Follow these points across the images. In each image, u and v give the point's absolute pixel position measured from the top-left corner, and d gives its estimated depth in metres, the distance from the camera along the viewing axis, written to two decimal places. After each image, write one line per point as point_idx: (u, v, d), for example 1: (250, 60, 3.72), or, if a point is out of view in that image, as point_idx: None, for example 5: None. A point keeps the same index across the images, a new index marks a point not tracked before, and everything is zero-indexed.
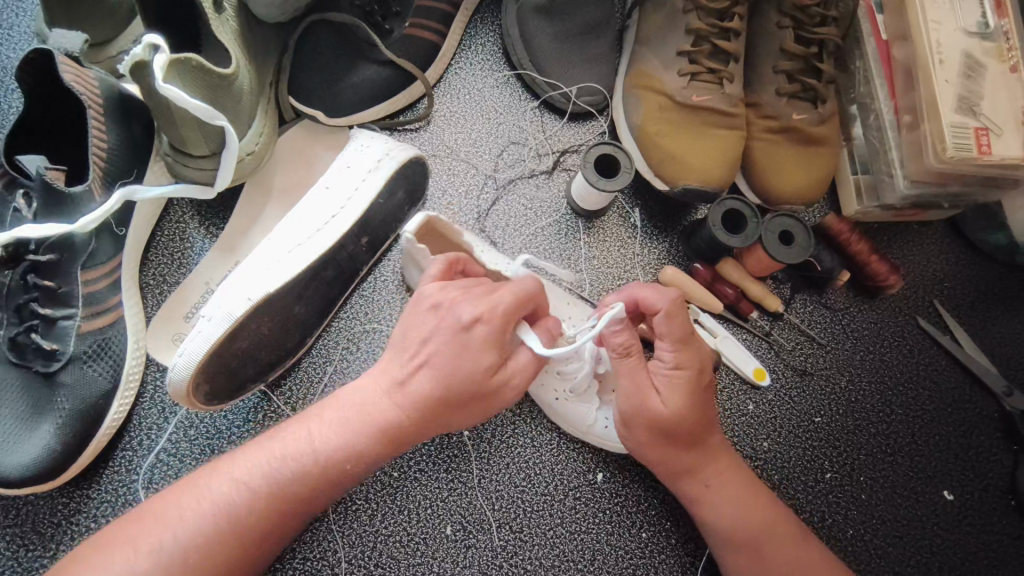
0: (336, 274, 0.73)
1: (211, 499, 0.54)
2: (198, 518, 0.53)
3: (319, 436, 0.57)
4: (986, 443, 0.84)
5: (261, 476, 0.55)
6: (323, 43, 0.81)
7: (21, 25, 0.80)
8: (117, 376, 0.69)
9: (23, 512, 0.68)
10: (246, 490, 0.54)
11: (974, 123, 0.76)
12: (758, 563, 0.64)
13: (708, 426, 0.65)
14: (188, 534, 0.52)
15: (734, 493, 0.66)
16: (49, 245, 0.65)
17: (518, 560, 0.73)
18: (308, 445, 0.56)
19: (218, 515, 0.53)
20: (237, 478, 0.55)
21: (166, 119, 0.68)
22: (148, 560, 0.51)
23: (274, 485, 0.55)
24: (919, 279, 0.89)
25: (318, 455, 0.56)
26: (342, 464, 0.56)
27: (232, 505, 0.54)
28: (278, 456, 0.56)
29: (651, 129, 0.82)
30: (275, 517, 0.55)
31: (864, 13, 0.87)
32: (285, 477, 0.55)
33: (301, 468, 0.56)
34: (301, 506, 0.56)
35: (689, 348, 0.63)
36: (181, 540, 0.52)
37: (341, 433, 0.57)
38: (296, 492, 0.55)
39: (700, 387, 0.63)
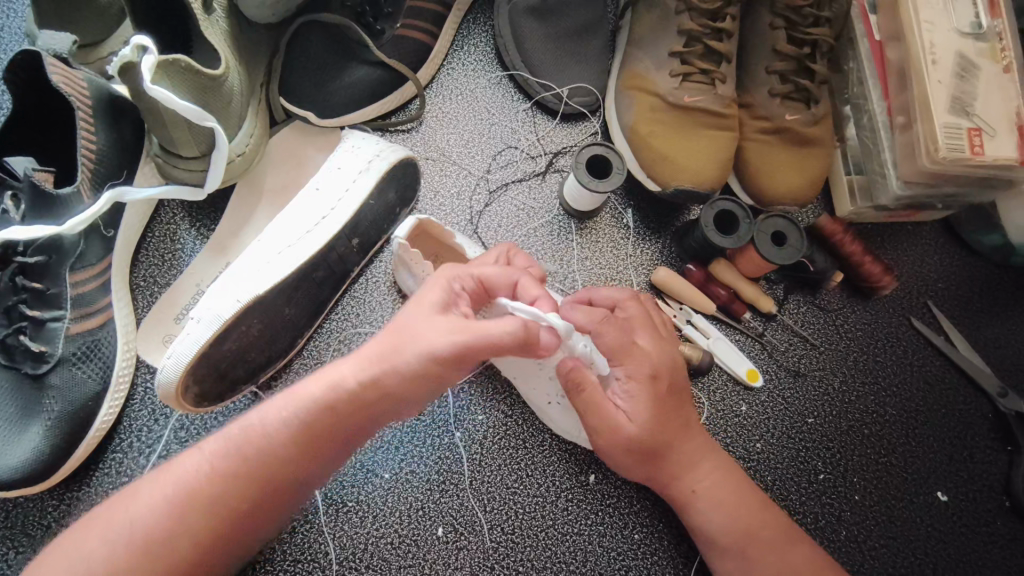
0: (327, 275, 0.73)
1: (168, 481, 0.52)
2: (150, 502, 0.51)
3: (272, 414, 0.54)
4: (980, 444, 0.83)
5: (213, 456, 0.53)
6: (315, 45, 0.81)
7: (11, 26, 0.80)
8: (107, 378, 0.69)
9: (12, 514, 0.67)
10: (201, 469, 0.53)
11: (967, 124, 0.76)
12: (744, 564, 0.64)
13: (675, 434, 0.65)
14: (140, 520, 0.50)
15: (722, 492, 0.66)
16: (37, 248, 0.65)
17: (510, 562, 0.73)
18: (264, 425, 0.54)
19: (169, 501, 0.51)
20: (195, 454, 0.54)
21: (155, 121, 0.68)
22: (99, 537, 0.50)
23: (217, 469, 0.52)
24: (913, 279, 0.89)
25: (273, 433, 0.53)
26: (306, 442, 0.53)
27: (184, 482, 0.52)
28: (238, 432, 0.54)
29: (643, 129, 0.81)
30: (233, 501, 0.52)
31: (857, 14, 0.86)
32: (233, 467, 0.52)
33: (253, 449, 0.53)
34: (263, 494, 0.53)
35: (638, 350, 0.65)
36: (135, 524, 0.50)
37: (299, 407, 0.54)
38: (242, 474, 0.52)
39: (660, 393, 0.64)
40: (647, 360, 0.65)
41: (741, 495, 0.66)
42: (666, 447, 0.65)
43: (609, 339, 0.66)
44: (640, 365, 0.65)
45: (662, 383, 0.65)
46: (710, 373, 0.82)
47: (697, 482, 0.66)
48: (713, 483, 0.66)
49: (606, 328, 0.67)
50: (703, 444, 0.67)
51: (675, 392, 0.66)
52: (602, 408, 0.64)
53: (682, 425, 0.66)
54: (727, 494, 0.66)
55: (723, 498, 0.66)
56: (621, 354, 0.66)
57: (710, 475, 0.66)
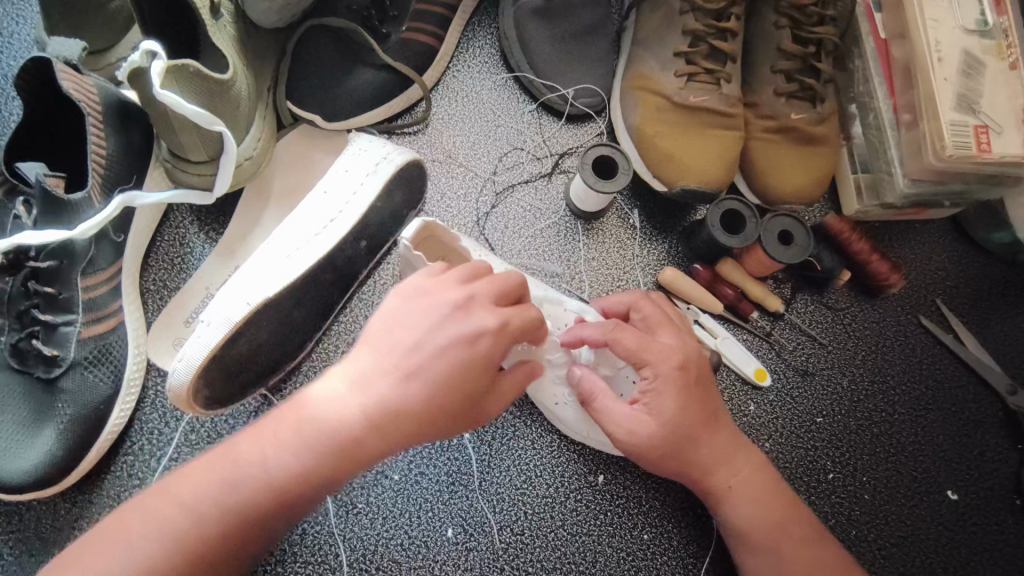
0: (336, 277, 0.73)
1: (154, 523, 0.49)
2: (140, 547, 0.47)
3: (272, 453, 0.51)
4: (991, 442, 0.83)
5: (210, 500, 0.49)
6: (323, 49, 0.82)
7: (21, 33, 0.81)
8: (118, 381, 0.70)
9: (26, 517, 0.68)
10: (190, 514, 0.49)
11: (974, 121, 0.76)
12: (774, 560, 0.64)
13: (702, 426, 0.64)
14: (130, 563, 0.47)
15: (745, 493, 0.66)
16: (49, 253, 0.66)
17: (520, 563, 0.73)
18: (262, 465, 0.50)
19: (165, 543, 0.48)
20: (183, 499, 0.49)
21: (164, 125, 0.68)
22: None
23: (225, 511, 0.49)
24: (921, 277, 0.89)
25: (273, 475, 0.50)
26: (297, 482, 0.50)
27: (176, 528, 0.48)
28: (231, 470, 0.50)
29: (649, 129, 0.82)
30: (239, 534, 0.50)
31: (862, 12, 0.86)
32: (234, 502, 0.49)
33: (252, 489, 0.50)
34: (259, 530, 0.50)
35: (662, 347, 0.63)
36: (123, 573, 0.46)
37: (297, 446, 0.51)
38: (252, 510, 0.50)
39: (687, 387, 0.63)
40: (671, 354, 0.63)
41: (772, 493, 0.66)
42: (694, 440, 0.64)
43: (633, 339, 0.63)
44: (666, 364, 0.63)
45: (690, 376, 0.63)
46: (719, 373, 0.82)
47: (732, 477, 0.66)
48: (743, 481, 0.66)
49: (627, 329, 0.63)
50: (733, 438, 0.67)
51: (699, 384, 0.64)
52: (602, 414, 0.64)
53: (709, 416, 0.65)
54: (752, 493, 0.66)
55: (751, 498, 0.66)
56: (640, 352, 0.63)
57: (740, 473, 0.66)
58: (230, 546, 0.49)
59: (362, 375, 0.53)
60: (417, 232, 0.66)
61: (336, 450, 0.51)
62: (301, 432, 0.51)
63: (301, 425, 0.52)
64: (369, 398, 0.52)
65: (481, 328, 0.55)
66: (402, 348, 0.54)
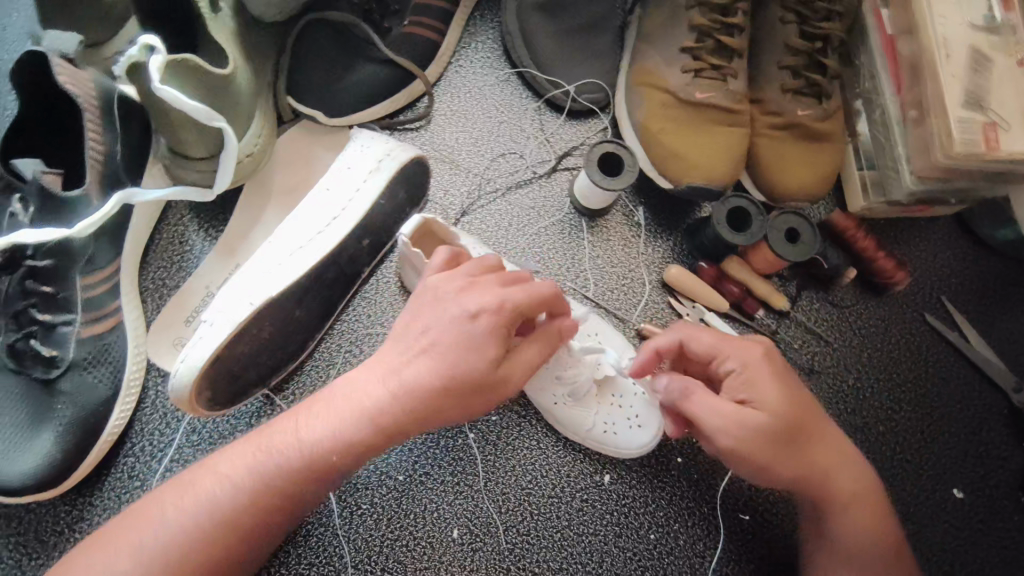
0: (339, 275, 0.72)
1: (193, 495, 0.53)
2: (178, 518, 0.51)
3: (306, 430, 0.54)
4: (995, 440, 0.83)
5: (245, 471, 0.53)
6: (323, 43, 0.80)
7: (15, 26, 0.79)
8: (117, 382, 0.68)
9: (25, 520, 0.67)
10: (228, 486, 0.53)
11: (981, 117, 0.75)
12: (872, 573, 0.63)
13: (815, 427, 0.63)
14: (168, 527, 0.51)
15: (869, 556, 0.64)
16: (46, 252, 0.64)
17: (526, 564, 0.72)
18: (295, 439, 0.54)
19: (204, 513, 0.52)
20: (222, 471, 0.54)
21: (163, 121, 0.67)
22: (129, 557, 0.50)
23: (258, 480, 0.53)
24: (926, 275, 0.89)
25: (304, 448, 0.54)
26: (328, 455, 0.53)
27: (216, 500, 0.52)
28: (262, 451, 0.54)
29: (655, 126, 0.81)
30: (278, 501, 0.53)
31: (869, 8, 0.86)
32: (268, 472, 0.53)
33: (286, 463, 0.53)
34: (296, 500, 0.54)
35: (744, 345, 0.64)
36: (161, 539, 0.50)
37: (329, 424, 0.54)
38: (283, 480, 0.53)
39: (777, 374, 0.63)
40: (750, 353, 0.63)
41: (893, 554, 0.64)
42: (791, 443, 0.61)
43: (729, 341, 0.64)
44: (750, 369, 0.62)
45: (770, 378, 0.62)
46: None
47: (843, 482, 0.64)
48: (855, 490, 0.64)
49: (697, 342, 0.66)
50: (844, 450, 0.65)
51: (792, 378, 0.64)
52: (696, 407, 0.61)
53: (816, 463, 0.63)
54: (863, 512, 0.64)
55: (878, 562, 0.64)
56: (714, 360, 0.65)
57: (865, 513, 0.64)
58: (262, 511, 0.53)
59: (382, 363, 0.56)
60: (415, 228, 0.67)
61: (362, 418, 0.54)
62: (336, 413, 0.55)
63: (332, 407, 0.55)
64: (393, 380, 0.54)
65: (481, 303, 0.55)
66: (413, 333, 0.56)
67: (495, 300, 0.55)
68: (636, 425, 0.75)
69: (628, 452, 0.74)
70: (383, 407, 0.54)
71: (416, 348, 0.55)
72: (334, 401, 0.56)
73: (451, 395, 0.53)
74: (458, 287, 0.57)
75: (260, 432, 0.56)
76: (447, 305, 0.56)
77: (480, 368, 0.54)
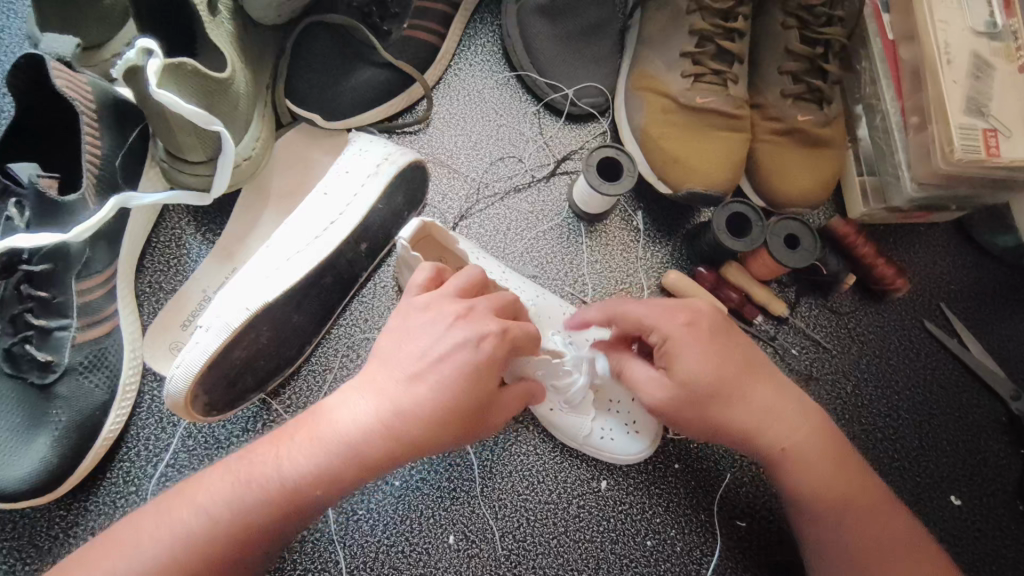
0: (336, 280, 0.72)
1: (169, 527, 0.50)
2: (155, 550, 0.49)
3: (287, 462, 0.52)
4: (993, 447, 0.83)
5: (222, 503, 0.51)
6: (323, 45, 0.80)
7: (12, 28, 0.79)
8: (114, 387, 0.68)
9: (20, 525, 0.67)
10: (205, 518, 0.51)
11: (982, 125, 0.74)
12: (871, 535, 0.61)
13: (744, 388, 0.62)
14: (139, 562, 0.49)
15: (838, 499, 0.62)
16: (43, 255, 0.64)
17: (522, 570, 0.72)
18: (277, 471, 0.52)
19: (178, 543, 0.50)
20: (199, 503, 0.51)
21: (160, 125, 0.66)
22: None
23: (237, 514, 0.51)
24: (925, 281, 0.88)
25: (285, 481, 0.52)
26: (313, 490, 0.52)
27: (192, 532, 0.50)
28: (240, 481, 0.52)
29: (655, 131, 0.80)
30: (255, 541, 0.51)
31: (870, 13, 0.85)
32: (245, 505, 0.51)
33: (266, 493, 0.52)
34: (273, 534, 0.52)
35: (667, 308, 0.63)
36: (133, 573, 0.48)
37: (312, 457, 0.52)
38: (264, 516, 0.51)
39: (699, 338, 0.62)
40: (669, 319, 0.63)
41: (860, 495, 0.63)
42: (720, 408, 0.61)
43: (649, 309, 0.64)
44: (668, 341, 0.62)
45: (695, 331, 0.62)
46: None
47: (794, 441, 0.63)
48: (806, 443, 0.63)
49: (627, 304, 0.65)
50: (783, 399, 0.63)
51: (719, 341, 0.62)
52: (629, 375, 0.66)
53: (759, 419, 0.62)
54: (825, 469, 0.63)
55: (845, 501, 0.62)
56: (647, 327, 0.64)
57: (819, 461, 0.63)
58: (241, 544, 0.51)
59: (376, 386, 0.54)
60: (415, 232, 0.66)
61: (351, 451, 0.52)
62: (316, 442, 0.53)
63: (318, 436, 0.53)
64: (382, 402, 0.54)
65: (481, 333, 0.55)
66: (408, 358, 0.55)
67: (499, 329, 0.56)
68: (632, 431, 0.75)
69: (625, 458, 0.74)
70: (367, 436, 0.52)
71: (411, 377, 0.54)
72: (319, 427, 0.53)
73: (446, 420, 0.53)
74: (455, 322, 0.56)
75: (241, 457, 0.54)
76: (451, 331, 0.56)
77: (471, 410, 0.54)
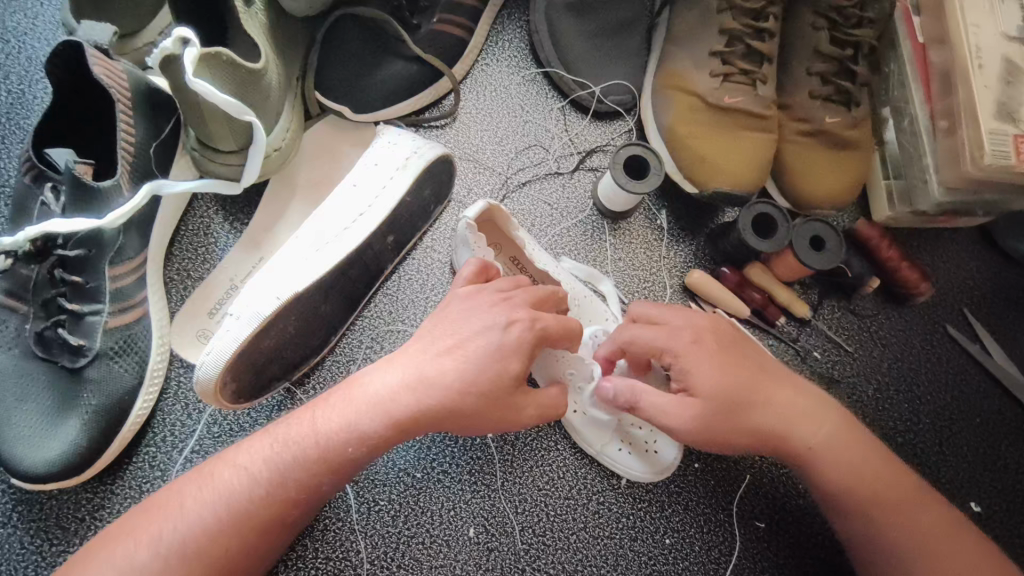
0: (363, 272, 0.72)
1: (213, 488, 0.53)
2: (197, 508, 0.52)
3: (323, 420, 0.56)
4: (1014, 455, 0.82)
5: (263, 463, 0.54)
6: (353, 38, 0.80)
7: (47, 15, 0.80)
8: (142, 372, 0.69)
9: (47, 506, 0.67)
10: (246, 477, 0.54)
11: (1013, 130, 0.73)
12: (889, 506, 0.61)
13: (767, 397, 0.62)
14: (187, 523, 0.51)
15: (851, 458, 0.62)
16: (78, 241, 0.65)
17: (541, 564, 0.73)
18: (312, 430, 0.55)
19: (223, 503, 0.53)
20: (239, 464, 0.55)
21: (194, 115, 0.67)
22: (148, 549, 0.50)
23: (275, 473, 0.54)
24: (948, 286, 0.88)
25: (320, 441, 0.55)
26: (343, 446, 0.55)
27: (233, 493, 0.53)
28: (279, 441, 0.55)
29: (682, 130, 0.80)
30: (298, 496, 0.54)
31: (901, 16, 0.85)
32: (286, 465, 0.54)
33: (303, 454, 0.54)
34: (307, 498, 0.55)
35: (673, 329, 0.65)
36: (181, 529, 0.51)
37: (344, 414, 0.56)
38: (300, 471, 0.54)
39: (711, 351, 0.63)
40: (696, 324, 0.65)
41: (856, 439, 0.63)
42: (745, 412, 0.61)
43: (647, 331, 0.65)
44: (713, 378, 0.61)
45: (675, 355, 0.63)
46: None
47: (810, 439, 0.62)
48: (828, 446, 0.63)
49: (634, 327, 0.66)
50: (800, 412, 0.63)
51: (745, 351, 0.64)
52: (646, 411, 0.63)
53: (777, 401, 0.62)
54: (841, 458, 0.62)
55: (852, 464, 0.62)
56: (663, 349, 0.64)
57: (823, 424, 0.63)
58: (282, 504, 0.54)
59: (405, 355, 0.59)
60: (480, 212, 0.68)
61: (380, 412, 0.56)
62: (351, 402, 0.57)
63: (349, 397, 0.57)
64: (409, 368, 0.58)
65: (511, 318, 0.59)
66: (441, 334, 0.59)
67: (528, 316, 0.60)
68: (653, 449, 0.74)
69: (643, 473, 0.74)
70: (394, 398, 0.56)
71: (443, 347, 0.58)
72: (350, 393, 0.57)
73: (468, 390, 0.56)
74: (490, 304, 0.61)
75: (276, 424, 0.57)
76: (482, 311, 0.60)
77: (498, 378, 0.57)
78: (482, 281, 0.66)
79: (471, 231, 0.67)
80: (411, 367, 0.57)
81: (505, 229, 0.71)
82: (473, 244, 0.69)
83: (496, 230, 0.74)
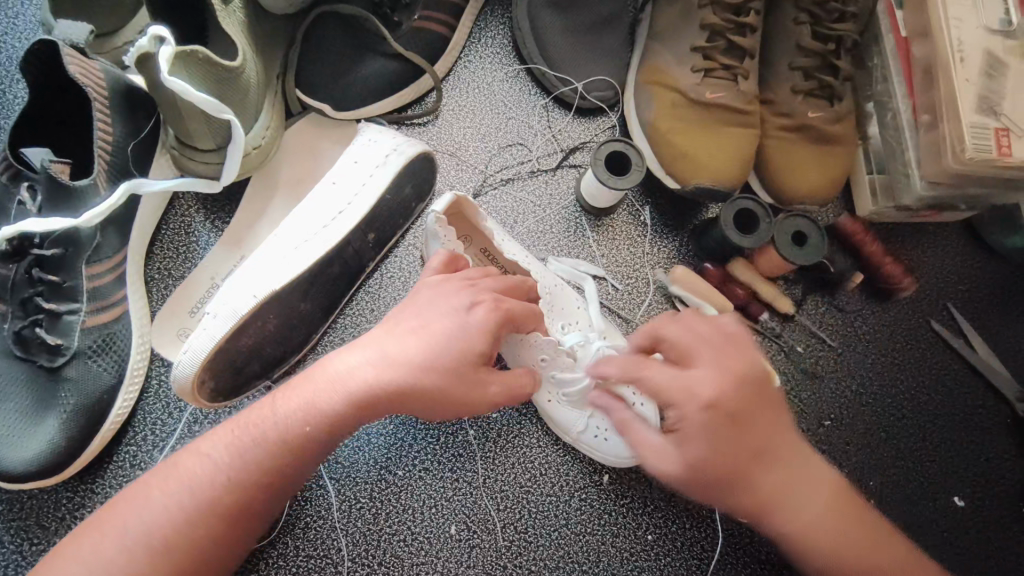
0: (343, 270, 0.72)
1: (179, 478, 0.53)
2: (168, 504, 0.52)
3: (283, 407, 0.56)
4: (998, 449, 0.82)
5: (225, 450, 0.54)
6: (333, 36, 0.80)
7: (26, 13, 0.79)
8: (122, 371, 0.69)
9: (28, 505, 0.68)
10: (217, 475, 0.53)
11: (995, 124, 0.73)
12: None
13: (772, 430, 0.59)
14: (155, 518, 0.51)
15: (821, 532, 0.57)
16: (54, 240, 0.65)
17: (523, 561, 0.73)
18: (272, 413, 0.56)
19: (189, 498, 0.52)
20: (208, 457, 0.54)
21: (172, 113, 0.67)
22: (113, 543, 0.50)
23: (247, 469, 0.54)
24: (933, 281, 0.88)
25: (281, 424, 0.55)
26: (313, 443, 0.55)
27: (204, 489, 0.53)
28: (240, 426, 0.56)
29: (663, 125, 0.80)
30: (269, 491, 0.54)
31: (884, 10, 0.85)
32: (252, 454, 0.54)
33: (272, 447, 0.54)
34: (276, 487, 0.54)
35: (695, 378, 0.58)
36: (147, 520, 0.51)
37: (316, 409, 0.56)
38: (264, 457, 0.54)
39: (734, 398, 0.57)
40: (714, 382, 0.58)
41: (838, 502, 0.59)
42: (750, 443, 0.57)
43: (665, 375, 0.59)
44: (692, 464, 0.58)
45: (722, 414, 0.57)
46: None
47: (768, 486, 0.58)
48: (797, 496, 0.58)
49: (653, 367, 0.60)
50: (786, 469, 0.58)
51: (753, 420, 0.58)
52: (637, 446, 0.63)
53: (757, 450, 0.58)
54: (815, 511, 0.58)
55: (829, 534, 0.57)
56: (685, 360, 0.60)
57: (813, 494, 0.58)
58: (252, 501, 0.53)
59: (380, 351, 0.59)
60: (447, 205, 0.68)
61: (352, 409, 0.56)
62: (312, 384, 0.57)
63: (312, 379, 0.57)
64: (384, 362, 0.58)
65: (475, 300, 0.60)
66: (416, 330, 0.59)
67: (493, 298, 0.61)
68: None
69: (618, 461, 0.73)
70: (363, 388, 0.56)
71: (416, 342, 0.58)
72: (317, 382, 0.57)
73: (440, 384, 0.57)
74: (463, 294, 0.61)
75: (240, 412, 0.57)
76: (448, 296, 0.61)
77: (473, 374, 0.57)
78: (450, 272, 0.66)
79: (439, 224, 0.67)
80: (376, 352, 0.58)
81: (473, 219, 0.71)
82: (441, 236, 0.68)
83: (465, 222, 0.74)
